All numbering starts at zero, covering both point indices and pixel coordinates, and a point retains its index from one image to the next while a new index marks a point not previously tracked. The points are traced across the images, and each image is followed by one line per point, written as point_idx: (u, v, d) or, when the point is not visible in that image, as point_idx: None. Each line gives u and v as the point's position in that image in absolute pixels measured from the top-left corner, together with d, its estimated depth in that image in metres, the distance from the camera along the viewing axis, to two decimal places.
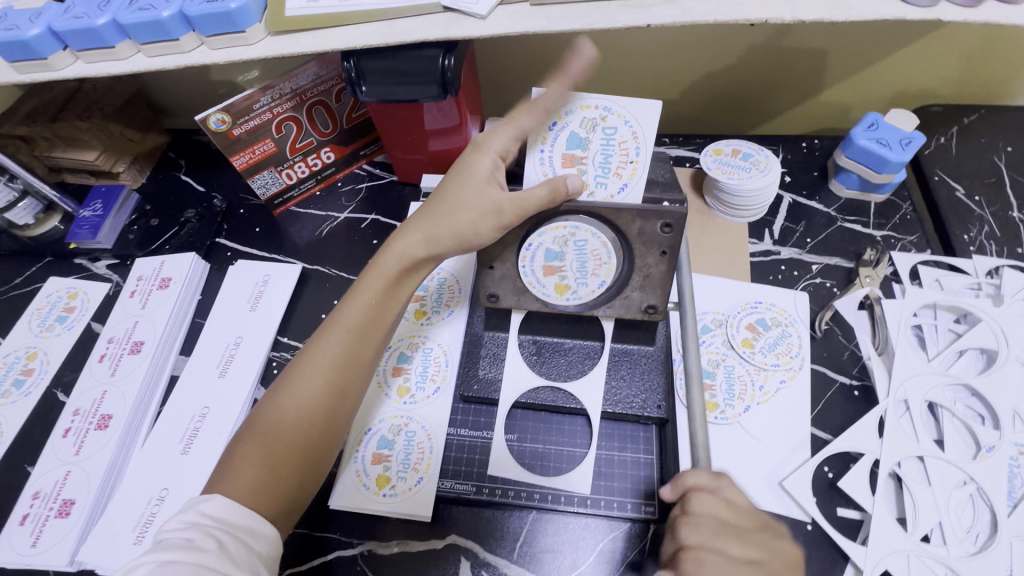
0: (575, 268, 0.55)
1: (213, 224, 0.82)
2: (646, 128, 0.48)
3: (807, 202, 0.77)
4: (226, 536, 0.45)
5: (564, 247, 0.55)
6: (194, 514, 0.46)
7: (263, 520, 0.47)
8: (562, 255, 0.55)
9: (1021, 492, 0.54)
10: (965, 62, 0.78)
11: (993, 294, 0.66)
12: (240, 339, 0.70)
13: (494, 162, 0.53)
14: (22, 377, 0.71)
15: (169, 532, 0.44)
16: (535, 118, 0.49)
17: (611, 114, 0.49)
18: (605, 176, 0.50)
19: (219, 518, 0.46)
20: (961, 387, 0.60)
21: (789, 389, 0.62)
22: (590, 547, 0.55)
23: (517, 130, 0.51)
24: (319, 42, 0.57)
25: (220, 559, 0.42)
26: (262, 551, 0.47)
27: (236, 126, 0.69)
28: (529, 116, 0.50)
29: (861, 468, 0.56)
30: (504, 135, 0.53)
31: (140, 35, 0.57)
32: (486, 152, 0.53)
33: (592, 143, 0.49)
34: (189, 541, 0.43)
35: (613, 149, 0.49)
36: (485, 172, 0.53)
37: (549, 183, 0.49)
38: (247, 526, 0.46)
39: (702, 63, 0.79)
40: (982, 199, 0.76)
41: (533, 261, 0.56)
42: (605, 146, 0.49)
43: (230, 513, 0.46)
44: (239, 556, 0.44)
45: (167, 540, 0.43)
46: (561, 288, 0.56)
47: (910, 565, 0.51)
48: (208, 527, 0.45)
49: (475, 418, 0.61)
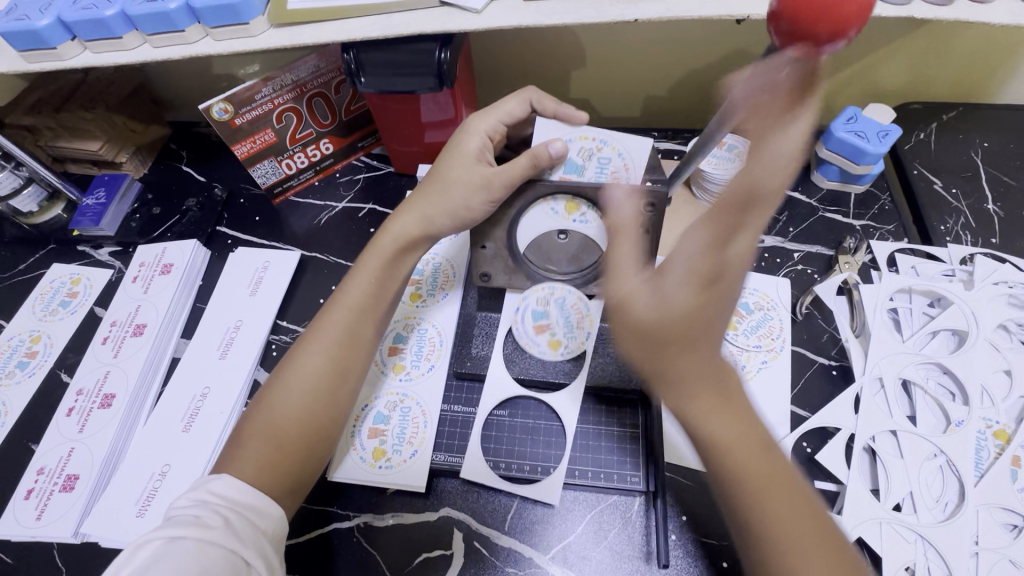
0: (561, 321, 0.64)
1: (214, 212, 0.84)
2: (636, 161, 0.56)
3: (790, 192, 0.80)
4: (233, 515, 0.47)
5: (547, 306, 0.64)
6: (203, 493, 0.48)
7: (269, 499, 0.49)
8: (546, 314, 0.64)
9: (988, 463, 0.57)
10: (942, 61, 0.81)
11: (966, 279, 0.68)
12: (240, 322, 0.72)
13: (483, 142, 0.58)
14: (26, 358, 0.73)
15: (179, 508, 0.47)
16: (518, 104, 0.60)
17: (606, 146, 0.57)
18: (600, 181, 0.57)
19: (228, 498, 0.48)
20: (934, 366, 0.62)
21: (771, 369, 0.65)
22: (578, 518, 0.57)
23: (502, 114, 0.60)
24: (320, 33, 0.59)
25: (227, 536, 0.44)
26: (268, 530, 0.48)
27: (238, 115, 0.71)
28: (514, 102, 0.60)
29: (837, 443, 0.59)
30: (489, 119, 0.59)
31: (146, 26, 0.60)
32: (473, 133, 0.59)
33: (586, 170, 0.57)
34: (197, 519, 0.45)
35: (608, 175, 0.57)
36: (474, 149, 0.58)
37: (532, 151, 0.55)
38: (254, 505, 0.48)
39: (690, 60, 0.82)
40: (958, 191, 0.79)
41: (525, 322, 0.64)
42: (599, 173, 0.57)
43: (236, 492, 0.48)
44: (245, 534, 0.46)
45: (178, 517, 0.45)
46: (553, 343, 0.63)
47: (883, 532, 0.54)
48: (216, 506, 0.47)
49: (468, 395, 0.64)
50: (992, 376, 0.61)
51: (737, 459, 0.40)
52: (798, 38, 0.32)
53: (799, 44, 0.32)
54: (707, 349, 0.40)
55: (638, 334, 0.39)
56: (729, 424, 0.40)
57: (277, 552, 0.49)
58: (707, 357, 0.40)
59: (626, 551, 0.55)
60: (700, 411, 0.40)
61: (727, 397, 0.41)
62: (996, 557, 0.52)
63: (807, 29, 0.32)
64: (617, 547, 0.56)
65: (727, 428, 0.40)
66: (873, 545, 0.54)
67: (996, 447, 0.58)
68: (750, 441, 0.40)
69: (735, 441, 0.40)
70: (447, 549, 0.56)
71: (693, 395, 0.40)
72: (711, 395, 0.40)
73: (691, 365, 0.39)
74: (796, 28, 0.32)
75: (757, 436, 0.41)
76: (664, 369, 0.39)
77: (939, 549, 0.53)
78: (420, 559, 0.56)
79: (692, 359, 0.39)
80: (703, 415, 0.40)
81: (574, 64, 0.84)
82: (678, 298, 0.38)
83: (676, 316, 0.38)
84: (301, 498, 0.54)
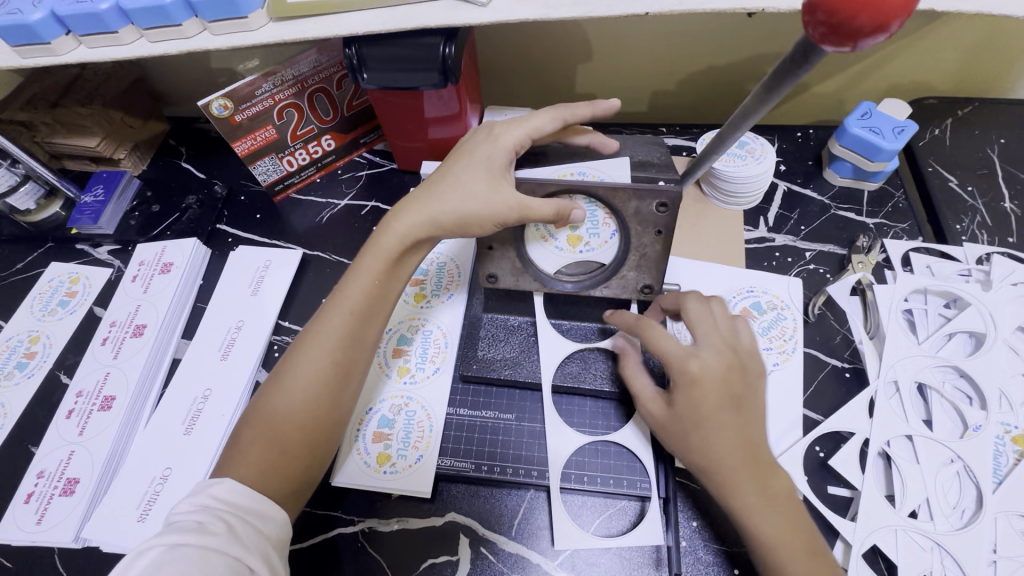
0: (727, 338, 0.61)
1: (214, 210, 0.82)
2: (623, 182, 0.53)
3: (801, 190, 0.78)
4: (236, 520, 0.46)
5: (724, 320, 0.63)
6: (205, 498, 0.46)
7: (272, 505, 0.49)
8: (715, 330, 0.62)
9: (1007, 468, 0.56)
10: (959, 54, 0.79)
11: (983, 279, 0.67)
12: (242, 322, 0.71)
13: (510, 157, 0.53)
14: (24, 359, 0.72)
15: (179, 514, 0.45)
16: (550, 119, 0.55)
17: (587, 176, 0.53)
18: (595, 227, 0.56)
19: (230, 504, 0.47)
20: (950, 369, 0.61)
21: (783, 371, 0.64)
22: (588, 523, 0.56)
23: (531, 126, 0.54)
24: (321, 27, 0.58)
25: (231, 542, 0.43)
26: (272, 535, 0.48)
27: (237, 112, 0.69)
28: (544, 116, 0.55)
29: (851, 448, 0.58)
30: (521, 131, 0.54)
31: (142, 21, 0.58)
32: (502, 147, 0.53)
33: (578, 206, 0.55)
34: (200, 525, 0.44)
35: (598, 214, 0.55)
36: (500, 164, 0.52)
37: (557, 205, 0.51)
38: (258, 509, 0.48)
39: (702, 56, 0.80)
40: (973, 188, 0.77)
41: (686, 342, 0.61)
42: (588, 210, 0.55)
43: (238, 496, 0.47)
44: (248, 540, 0.45)
45: (179, 523, 0.44)
46: None
47: (898, 540, 0.53)
48: (218, 512, 0.46)
49: (474, 398, 0.63)
50: (1011, 380, 0.60)
51: (784, 553, 0.47)
52: (835, 33, 0.28)
53: (834, 39, 0.28)
54: (738, 425, 0.50)
55: (678, 421, 0.51)
56: (774, 522, 0.48)
57: (282, 557, 0.48)
58: (736, 446, 0.49)
59: (637, 558, 0.54)
60: (750, 501, 0.48)
61: (771, 494, 0.49)
62: (1015, 566, 0.51)
63: (847, 21, 0.27)
64: (627, 553, 0.55)
65: (772, 523, 0.48)
66: (888, 553, 0.53)
67: (1015, 453, 0.57)
68: (796, 537, 0.47)
69: (769, 522, 0.48)
70: (454, 554, 0.55)
71: (742, 488, 0.49)
72: (758, 488, 0.49)
73: (725, 451, 0.49)
74: (834, 19, 0.27)
75: (803, 537, 0.48)
76: (707, 461, 0.50)
77: (957, 557, 0.52)
78: (425, 565, 0.55)
79: (722, 439, 0.49)
80: (756, 509, 0.48)
81: (581, 59, 0.82)
82: (707, 393, 0.50)
83: (706, 406, 0.49)
84: (304, 499, 0.53)
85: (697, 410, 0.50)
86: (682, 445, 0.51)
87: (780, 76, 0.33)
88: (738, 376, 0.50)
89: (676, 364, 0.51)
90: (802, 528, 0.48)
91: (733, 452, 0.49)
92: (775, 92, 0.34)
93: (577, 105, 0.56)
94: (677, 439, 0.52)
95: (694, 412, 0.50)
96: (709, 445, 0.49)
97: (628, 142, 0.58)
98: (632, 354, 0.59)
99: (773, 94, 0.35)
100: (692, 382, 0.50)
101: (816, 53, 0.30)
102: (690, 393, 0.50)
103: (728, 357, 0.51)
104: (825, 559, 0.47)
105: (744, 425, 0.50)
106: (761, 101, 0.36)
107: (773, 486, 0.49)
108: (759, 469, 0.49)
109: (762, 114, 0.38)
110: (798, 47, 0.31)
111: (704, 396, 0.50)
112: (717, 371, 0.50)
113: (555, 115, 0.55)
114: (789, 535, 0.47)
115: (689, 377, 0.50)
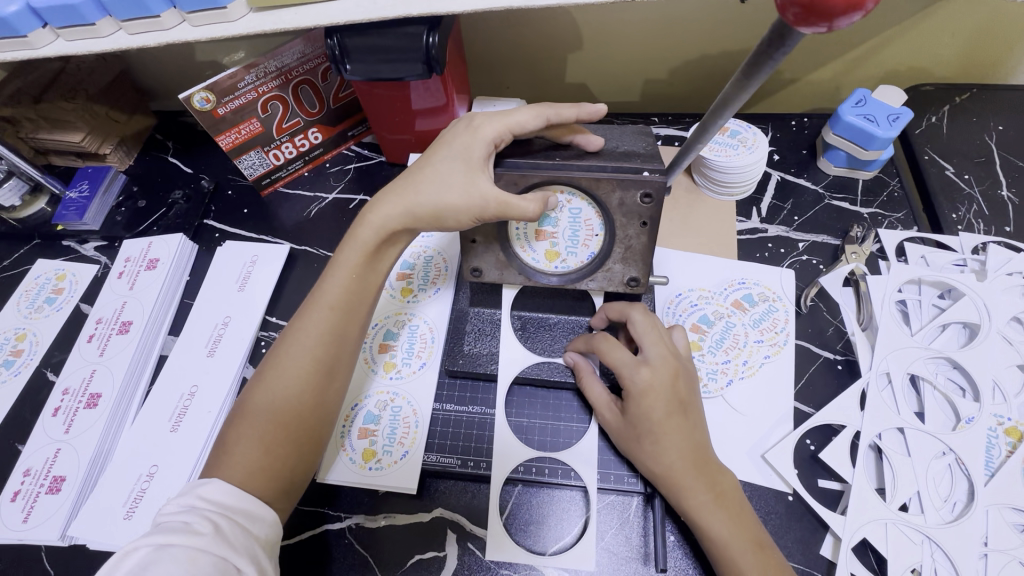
0: (714, 339, 0.65)
1: (201, 205, 0.82)
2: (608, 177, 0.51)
3: (795, 179, 0.77)
4: (225, 520, 0.45)
5: (716, 319, 0.66)
6: (193, 499, 0.46)
7: (262, 504, 0.48)
8: (710, 324, 0.66)
9: (999, 461, 0.55)
10: (957, 39, 0.78)
11: (978, 269, 0.66)
12: (228, 318, 0.70)
13: (489, 149, 0.51)
14: (11, 357, 0.71)
15: (168, 515, 0.45)
16: (534, 116, 0.53)
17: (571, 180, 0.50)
18: (574, 246, 0.57)
19: (219, 504, 0.46)
20: (943, 361, 0.60)
21: (773, 364, 0.63)
22: (575, 518, 0.56)
23: (514, 121, 0.53)
24: (301, 17, 0.56)
25: (218, 542, 0.43)
26: (261, 534, 0.47)
27: (220, 105, 0.68)
28: (527, 112, 0.53)
29: (842, 440, 0.57)
30: (502, 121, 0.53)
31: (119, 12, 0.57)
32: (483, 139, 0.52)
33: (560, 221, 0.55)
34: (187, 525, 0.43)
35: (581, 225, 0.55)
36: (480, 156, 0.51)
37: (541, 195, 0.51)
38: (246, 509, 0.47)
39: (693, 45, 0.78)
40: (970, 177, 0.76)
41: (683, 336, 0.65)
42: (571, 223, 0.55)
43: (229, 497, 0.47)
44: (236, 539, 0.44)
45: (166, 524, 0.44)
46: (694, 345, 0.65)
47: (888, 533, 0.52)
48: (207, 512, 0.45)
49: (460, 393, 0.62)
50: (1005, 370, 0.59)
51: (737, 551, 0.48)
52: (810, 13, 0.27)
53: (810, 20, 0.27)
54: (685, 433, 0.52)
55: (631, 429, 0.53)
56: (725, 520, 0.49)
57: (271, 558, 0.47)
58: (685, 449, 0.51)
59: (624, 552, 0.54)
60: (704, 500, 0.50)
61: (722, 492, 0.51)
62: (1005, 559, 0.51)
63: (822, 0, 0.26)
64: (615, 548, 0.54)
65: (724, 520, 0.49)
66: (878, 547, 0.52)
67: (1007, 445, 0.56)
68: (745, 531, 0.49)
69: (724, 522, 0.49)
70: (440, 551, 0.55)
71: (695, 488, 0.50)
72: (708, 486, 0.51)
73: (674, 455, 0.51)
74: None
75: (752, 532, 0.49)
76: (662, 468, 0.52)
77: (947, 551, 0.51)
78: (411, 561, 0.54)
79: (672, 443, 0.51)
80: (709, 507, 0.50)
81: (571, 48, 0.80)
82: (656, 399, 0.52)
83: (656, 412, 0.52)
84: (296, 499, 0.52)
85: (648, 419, 0.52)
86: (637, 453, 0.53)
87: (759, 61, 0.32)
88: (685, 382, 0.53)
89: (629, 375, 0.53)
90: (753, 526, 0.50)
91: (683, 457, 0.51)
92: (754, 77, 0.33)
93: (563, 106, 0.54)
94: (632, 448, 0.54)
95: (645, 421, 0.52)
96: (660, 451, 0.52)
97: (614, 133, 0.56)
98: (587, 367, 0.59)
99: (752, 79, 0.34)
100: (643, 392, 0.52)
101: (794, 35, 0.29)
102: (642, 402, 0.52)
103: (672, 362, 0.54)
104: (773, 554, 0.49)
105: (690, 428, 0.52)
106: (741, 88, 0.35)
107: (723, 485, 0.51)
108: (709, 470, 0.51)
109: (742, 101, 0.37)
110: (775, 30, 0.30)
111: (653, 402, 0.52)
112: (667, 381, 0.53)
113: (539, 113, 0.54)
114: (743, 533, 0.49)
115: (643, 388, 0.52)
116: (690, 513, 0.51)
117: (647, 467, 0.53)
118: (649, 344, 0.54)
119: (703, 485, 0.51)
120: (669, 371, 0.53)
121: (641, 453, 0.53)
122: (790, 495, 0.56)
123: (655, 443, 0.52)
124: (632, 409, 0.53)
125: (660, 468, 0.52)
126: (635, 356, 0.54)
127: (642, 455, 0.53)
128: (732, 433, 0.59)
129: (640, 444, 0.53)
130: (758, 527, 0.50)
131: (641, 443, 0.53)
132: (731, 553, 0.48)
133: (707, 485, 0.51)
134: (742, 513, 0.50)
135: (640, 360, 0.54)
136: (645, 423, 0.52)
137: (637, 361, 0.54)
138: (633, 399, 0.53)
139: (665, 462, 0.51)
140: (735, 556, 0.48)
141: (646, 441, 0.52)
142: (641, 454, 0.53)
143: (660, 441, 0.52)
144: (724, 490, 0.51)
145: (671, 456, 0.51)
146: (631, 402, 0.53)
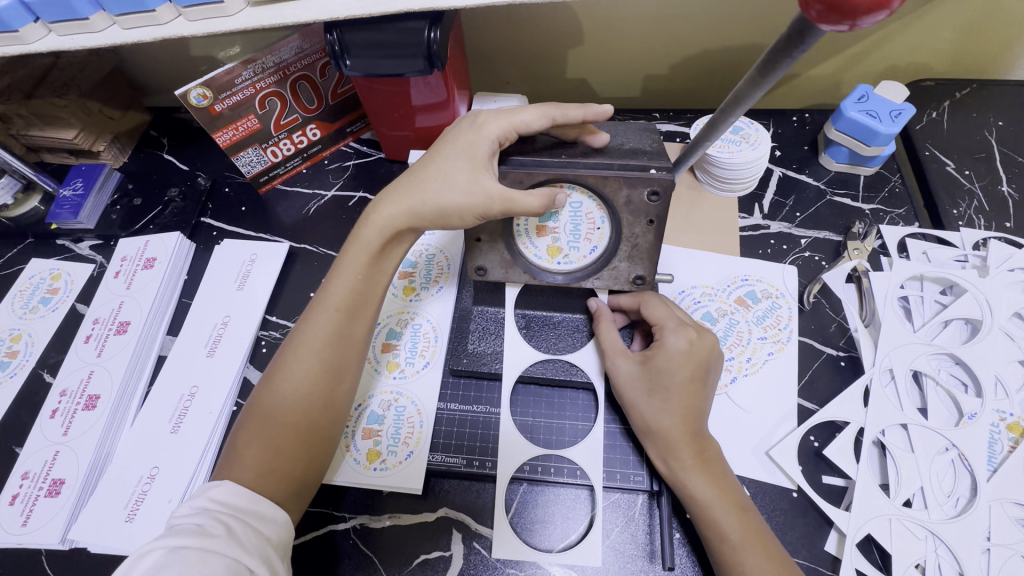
0: (720, 336, 0.65)
1: (198, 204, 0.81)
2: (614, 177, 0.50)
3: (797, 175, 0.77)
4: (233, 520, 0.45)
5: (720, 316, 0.66)
6: (204, 501, 0.46)
7: (273, 505, 0.48)
8: (715, 321, 0.66)
9: (1001, 457, 0.56)
10: (958, 35, 0.78)
11: (980, 265, 0.66)
12: (228, 317, 0.69)
13: (494, 147, 0.51)
14: (6, 358, 0.70)
15: (181, 517, 0.45)
16: (539, 115, 0.52)
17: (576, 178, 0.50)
18: (576, 241, 0.56)
19: (229, 505, 0.46)
20: (945, 357, 0.61)
21: (778, 360, 0.63)
22: (582, 517, 0.56)
23: (518, 120, 0.52)
24: (301, 12, 0.55)
25: (230, 544, 0.42)
26: (273, 536, 0.47)
27: (217, 101, 0.67)
28: (532, 111, 0.53)
29: (845, 438, 0.57)
30: (506, 120, 0.52)
31: (114, 6, 0.55)
32: (488, 137, 0.51)
33: (562, 216, 0.55)
34: (199, 527, 0.43)
35: (581, 218, 0.55)
36: (484, 154, 0.50)
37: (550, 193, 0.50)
38: (256, 511, 0.47)
39: (695, 41, 0.78)
40: (970, 172, 0.76)
41: None
42: (572, 216, 0.55)
43: (238, 497, 0.46)
44: (248, 540, 0.44)
45: (179, 526, 0.43)
46: None
47: (892, 529, 0.53)
48: (217, 514, 0.45)
49: (465, 393, 0.62)
50: (1007, 366, 0.59)
51: (719, 513, 0.50)
52: (835, 11, 0.26)
53: (832, 18, 0.27)
54: (704, 399, 0.54)
55: (645, 383, 0.55)
56: (709, 483, 0.51)
57: (283, 560, 0.47)
58: (687, 415, 0.53)
59: (630, 551, 0.54)
60: (687, 464, 0.52)
61: (709, 460, 0.52)
62: (1008, 553, 0.51)
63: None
64: (621, 546, 0.54)
65: (706, 483, 0.51)
66: (882, 542, 0.53)
67: (1009, 441, 0.56)
68: (727, 497, 0.50)
69: (711, 485, 0.51)
70: (446, 550, 0.55)
71: (683, 450, 0.52)
72: (696, 453, 0.52)
73: (674, 418, 0.53)
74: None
75: (732, 495, 0.51)
76: (662, 425, 0.53)
77: (951, 547, 0.52)
78: (416, 561, 0.54)
79: (682, 403, 0.53)
80: (693, 472, 0.51)
81: (572, 44, 0.80)
82: (683, 364, 0.55)
83: (679, 375, 0.54)
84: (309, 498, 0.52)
85: (677, 374, 0.54)
86: (643, 406, 0.55)
87: (776, 58, 0.32)
88: (716, 359, 0.56)
89: (672, 334, 0.56)
90: (739, 497, 0.51)
91: (688, 417, 0.53)
92: (770, 76, 0.33)
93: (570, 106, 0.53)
94: (640, 401, 0.55)
95: (670, 375, 0.54)
96: (671, 407, 0.53)
97: (619, 131, 0.56)
98: (605, 316, 0.61)
99: (768, 78, 0.33)
100: (683, 352, 0.55)
101: (813, 32, 0.29)
102: (680, 359, 0.55)
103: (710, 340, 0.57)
104: (755, 517, 0.50)
105: (704, 401, 0.54)
106: (755, 85, 0.34)
107: (709, 452, 0.52)
108: (705, 441, 0.53)
109: (755, 98, 0.36)
110: (795, 26, 0.29)
111: (679, 366, 0.55)
112: (708, 350, 0.56)
113: (545, 112, 0.53)
114: (723, 497, 0.50)
115: (689, 348, 0.55)
116: (681, 473, 0.52)
117: (646, 420, 0.54)
118: (696, 323, 0.58)
119: (698, 453, 0.52)
120: (710, 344, 0.57)
121: (648, 405, 0.54)
122: (795, 492, 0.56)
123: (671, 399, 0.53)
124: (665, 362, 0.55)
125: (664, 424, 0.53)
126: (682, 321, 0.58)
127: (648, 406, 0.54)
128: (737, 430, 0.59)
129: (654, 395, 0.54)
130: (744, 500, 0.51)
131: (657, 394, 0.54)
132: (713, 514, 0.50)
133: (699, 454, 0.52)
134: (729, 487, 0.51)
135: (686, 325, 0.57)
136: (672, 375, 0.54)
137: (683, 325, 0.57)
138: (671, 354, 0.55)
139: (681, 416, 0.53)
140: (715, 516, 0.50)
141: (655, 395, 0.54)
142: (647, 407, 0.54)
143: (676, 397, 0.53)
144: (718, 464, 0.52)
145: (688, 412, 0.53)
146: (670, 355, 0.55)
